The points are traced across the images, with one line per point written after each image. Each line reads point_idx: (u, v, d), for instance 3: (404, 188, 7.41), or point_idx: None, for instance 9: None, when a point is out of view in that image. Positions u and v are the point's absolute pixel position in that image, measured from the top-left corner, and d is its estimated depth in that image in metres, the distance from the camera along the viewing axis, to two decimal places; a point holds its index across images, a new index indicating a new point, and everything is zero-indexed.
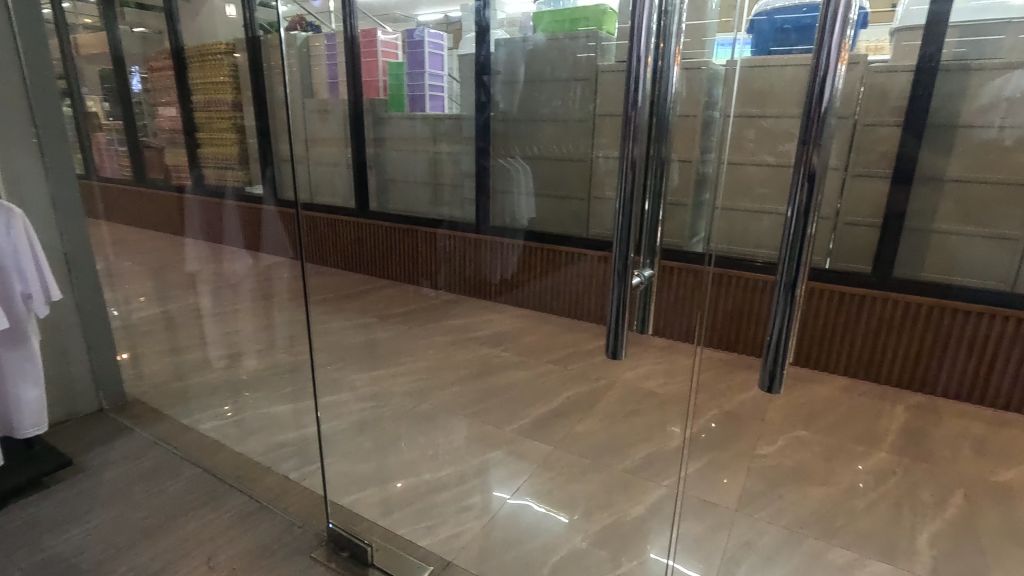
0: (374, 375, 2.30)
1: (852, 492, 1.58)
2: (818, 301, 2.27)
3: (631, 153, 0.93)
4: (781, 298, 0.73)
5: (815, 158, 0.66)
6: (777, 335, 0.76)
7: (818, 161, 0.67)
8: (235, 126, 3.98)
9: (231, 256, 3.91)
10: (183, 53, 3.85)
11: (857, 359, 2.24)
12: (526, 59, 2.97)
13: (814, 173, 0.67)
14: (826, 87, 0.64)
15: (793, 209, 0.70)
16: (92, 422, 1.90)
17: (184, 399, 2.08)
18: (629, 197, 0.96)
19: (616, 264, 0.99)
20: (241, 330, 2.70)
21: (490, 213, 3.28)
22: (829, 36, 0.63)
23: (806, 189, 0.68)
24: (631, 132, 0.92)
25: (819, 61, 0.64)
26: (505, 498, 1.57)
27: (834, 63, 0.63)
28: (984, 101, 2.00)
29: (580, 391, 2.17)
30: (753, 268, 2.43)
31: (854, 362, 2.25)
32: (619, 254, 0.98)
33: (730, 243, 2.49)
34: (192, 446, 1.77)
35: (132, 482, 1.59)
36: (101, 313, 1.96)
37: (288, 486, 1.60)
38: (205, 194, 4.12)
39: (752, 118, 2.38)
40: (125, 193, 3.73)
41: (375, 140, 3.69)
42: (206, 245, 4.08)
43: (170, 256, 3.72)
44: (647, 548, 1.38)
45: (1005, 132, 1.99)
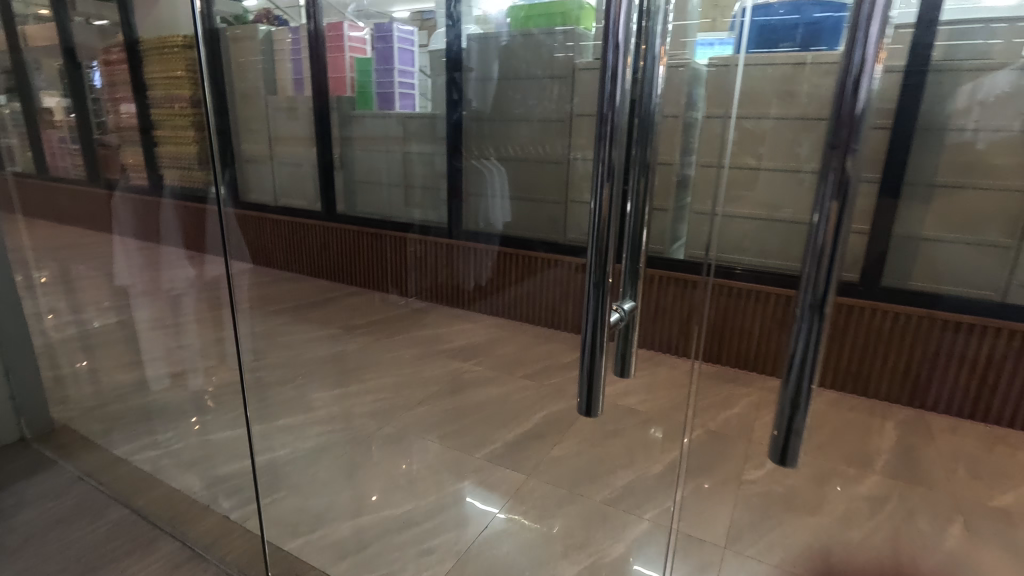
0: (335, 394, 2.13)
1: (847, 523, 1.47)
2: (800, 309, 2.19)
3: (608, 156, 0.75)
4: (803, 320, 0.62)
5: (848, 165, 0.54)
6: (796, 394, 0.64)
7: (851, 170, 0.54)
8: (195, 123, 3.58)
9: (168, 258, 3.60)
10: (139, 45, 3.55)
11: (842, 364, 2.11)
12: (499, 56, 2.83)
13: (846, 184, 0.55)
14: (860, 89, 0.51)
15: (820, 223, 0.57)
16: (12, 454, 1.72)
17: (122, 424, 1.90)
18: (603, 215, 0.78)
19: (590, 295, 0.82)
20: (192, 344, 2.51)
21: (462, 216, 3.12)
22: (866, 27, 0.50)
23: (838, 206, 0.55)
24: (607, 132, 0.75)
25: (851, 63, 0.52)
26: (494, 514, 1.50)
27: (870, 62, 0.51)
28: (960, 104, 1.93)
29: (556, 410, 2.03)
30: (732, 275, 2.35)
31: (839, 372, 2.13)
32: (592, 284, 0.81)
33: (724, 249, 2.35)
34: (123, 482, 1.60)
35: (49, 528, 1.42)
36: (22, 332, 1.77)
37: (228, 528, 1.44)
38: (136, 194, 3.86)
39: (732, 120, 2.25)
40: (44, 188, 3.33)
41: (341, 139, 3.49)
42: (139, 244, 3.81)
43: (102, 257, 3.43)
44: (633, 559, 1.35)
45: (978, 135, 1.93)
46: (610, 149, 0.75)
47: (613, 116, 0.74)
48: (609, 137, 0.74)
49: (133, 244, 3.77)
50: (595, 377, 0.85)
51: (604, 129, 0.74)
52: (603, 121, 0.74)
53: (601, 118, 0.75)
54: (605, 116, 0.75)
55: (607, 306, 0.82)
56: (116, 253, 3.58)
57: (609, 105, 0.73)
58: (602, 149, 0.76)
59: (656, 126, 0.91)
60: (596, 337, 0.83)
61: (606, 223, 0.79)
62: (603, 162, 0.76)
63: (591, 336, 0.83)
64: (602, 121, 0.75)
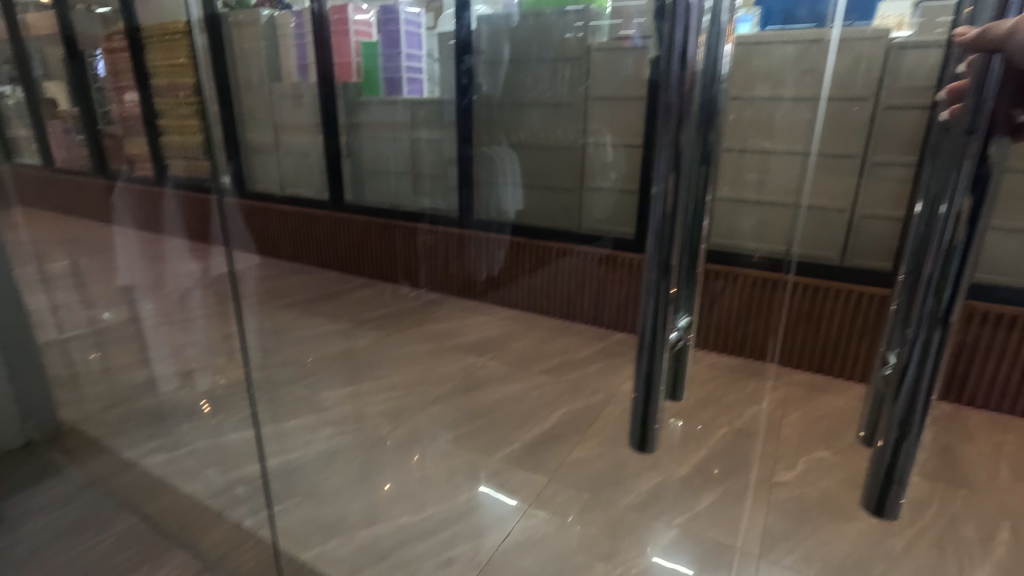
0: (347, 393, 2.07)
1: (886, 530, 1.40)
2: (817, 301, 2.18)
3: (675, 149, 0.58)
4: (911, 347, 0.45)
5: (994, 145, 0.40)
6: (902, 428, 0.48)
7: (993, 156, 0.40)
8: (199, 112, 3.51)
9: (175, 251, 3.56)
10: (139, 33, 3.42)
11: (858, 358, 2.10)
12: (510, 37, 2.71)
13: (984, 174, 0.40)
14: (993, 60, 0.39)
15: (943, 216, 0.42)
16: (19, 460, 1.68)
17: (131, 425, 1.86)
18: (668, 217, 0.61)
19: (648, 312, 0.66)
20: (199, 341, 2.46)
21: (473, 204, 3.03)
22: None
23: (972, 196, 0.40)
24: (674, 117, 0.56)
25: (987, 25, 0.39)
26: (522, 510, 1.48)
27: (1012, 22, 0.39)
28: None
29: (575, 408, 1.96)
30: (742, 264, 2.24)
31: (852, 364, 2.13)
32: (653, 302, 0.65)
33: (758, 240, 2.21)
34: (132, 487, 1.56)
35: (57, 538, 1.39)
36: (25, 333, 1.73)
37: (240, 538, 1.40)
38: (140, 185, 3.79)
39: (776, 100, 2.08)
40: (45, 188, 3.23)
41: (348, 126, 3.40)
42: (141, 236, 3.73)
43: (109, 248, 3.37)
44: (651, 550, 1.35)
45: None
46: (681, 132, 0.56)
47: (684, 94, 0.55)
48: (676, 123, 0.56)
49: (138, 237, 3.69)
50: (651, 412, 0.69)
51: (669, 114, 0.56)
52: (667, 107, 0.56)
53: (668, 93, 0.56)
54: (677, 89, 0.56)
55: (670, 325, 0.65)
56: (120, 245, 3.50)
57: (674, 84, 0.55)
58: (668, 134, 0.57)
59: (716, 112, 0.75)
60: (654, 364, 0.67)
61: (672, 225, 0.61)
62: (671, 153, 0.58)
63: (649, 360, 0.66)
64: (669, 97, 0.56)
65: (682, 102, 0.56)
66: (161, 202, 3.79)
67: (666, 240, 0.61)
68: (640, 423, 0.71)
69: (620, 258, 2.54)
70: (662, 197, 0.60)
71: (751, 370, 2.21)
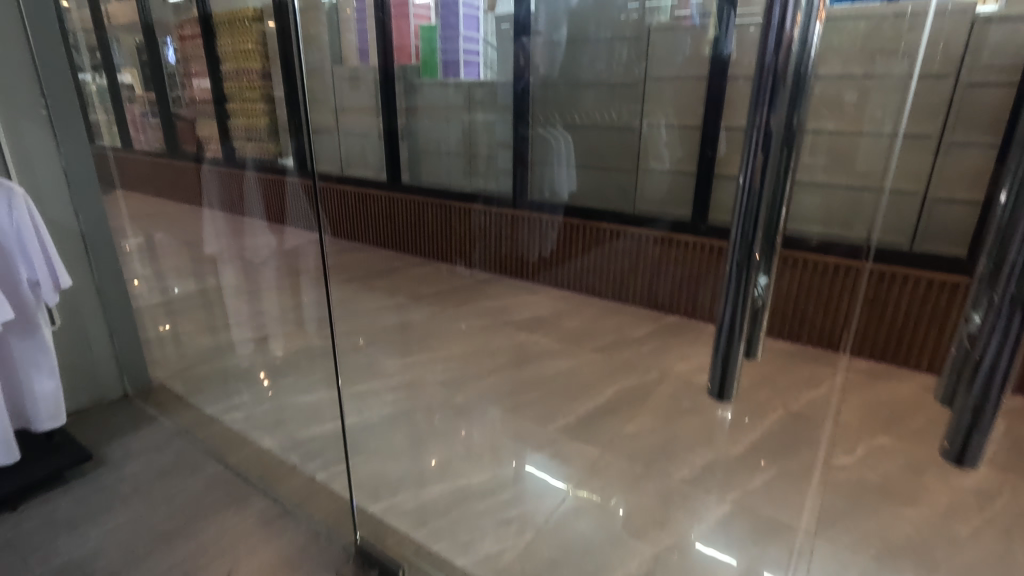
0: (407, 362, 2.17)
1: (951, 516, 1.38)
2: (886, 288, 2.09)
3: (764, 126, 0.59)
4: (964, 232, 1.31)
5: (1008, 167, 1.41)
6: (976, 403, 0.51)
7: None
8: (265, 97, 3.62)
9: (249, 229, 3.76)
10: (211, 19, 3.56)
11: (928, 348, 2.01)
12: (569, 17, 2.70)
13: None
14: None
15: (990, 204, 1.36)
16: (117, 409, 1.86)
17: (212, 384, 2.01)
18: (753, 196, 0.61)
19: (731, 277, 0.68)
20: (269, 310, 2.61)
21: (528, 185, 3.06)
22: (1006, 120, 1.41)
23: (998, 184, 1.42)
24: (767, 90, 0.58)
25: None
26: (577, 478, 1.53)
27: None
28: None
29: (628, 385, 1.99)
30: (806, 248, 2.17)
31: (923, 356, 2.03)
32: (734, 271, 0.67)
33: (829, 225, 2.15)
34: (216, 438, 1.70)
35: (154, 478, 1.53)
36: (123, 295, 1.89)
37: (314, 488, 1.50)
38: (223, 167, 3.96)
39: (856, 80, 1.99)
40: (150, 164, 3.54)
41: (406, 109, 3.49)
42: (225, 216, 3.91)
43: (189, 224, 3.60)
44: (694, 539, 1.32)
45: None
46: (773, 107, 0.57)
47: (780, 70, 0.56)
48: (771, 94, 0.57)
49: (212, 214, 3.90)
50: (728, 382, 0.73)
51: (765, 88, 0.58)
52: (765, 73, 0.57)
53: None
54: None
55: (752, 288, 0.67)
56: (204, 221, 3.73)
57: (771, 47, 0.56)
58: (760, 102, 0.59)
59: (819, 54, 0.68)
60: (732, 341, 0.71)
61: (758, 202, 0.62)
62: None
63: (725, 343, 0.71)
64: (762, 73, 0.58)
65: (781, 66, 0.56)
66: (242, 182, 3.94)
67: (752, 218, 0.63)
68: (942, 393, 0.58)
69: (678, 239, 2.57)
70: (748, 185, 0.62)
71: (808, 355, 2.18)
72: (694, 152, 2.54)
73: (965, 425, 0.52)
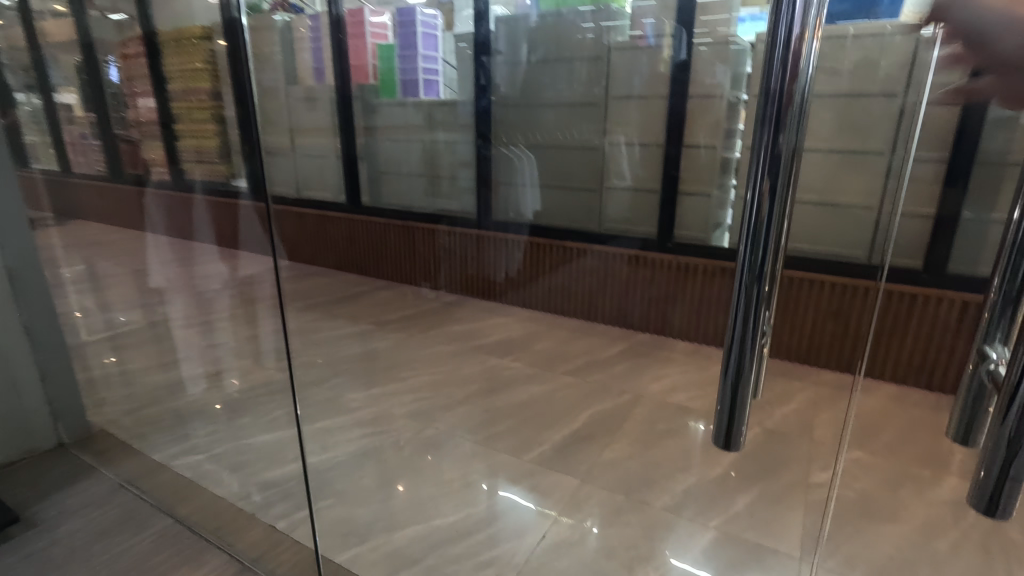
0: (372, 394, 2.07)
1: (929, 532, 1.38)
2: (899, 305, 2.04)
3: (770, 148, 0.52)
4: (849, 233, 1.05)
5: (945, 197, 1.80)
6: (1012, 434, 0.45)
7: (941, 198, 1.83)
8: (215, 117, 3.49)
9: (201, 255, 3.57)
10: (156, 37, 3.43)
11: (929, 362, 1.96)
12: (528, 38, 2.71)
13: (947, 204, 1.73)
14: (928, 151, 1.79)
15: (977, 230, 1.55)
16: (51, 461, 1.68)
17: (158, 428, 1.85)
18: (760, 226, 0.55)
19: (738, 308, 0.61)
20: (223, 343, 2.46)
21: (493, 205, 3.01)
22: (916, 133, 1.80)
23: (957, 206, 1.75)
24: (773, 110, 0.52)
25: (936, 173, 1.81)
26: (557, 513, 1.47)
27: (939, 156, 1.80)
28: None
29: (604, 409, 1.95)
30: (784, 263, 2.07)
31: (923, 372, 1.97)
32: (741, 301, 0.60)
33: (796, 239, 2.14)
34: (164, 489, 1.56)
35: (93, 539, 1.38)
36: (57, 334, 1.73)
37: (275, 540, 1.39)
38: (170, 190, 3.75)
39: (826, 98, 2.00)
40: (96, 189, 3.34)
41: (365, 128, 3.39)
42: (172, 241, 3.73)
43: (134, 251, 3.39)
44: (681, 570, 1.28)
45: None
46: (781, 132, 0.51)
47: (787, 96, 0.50)
48: (778, 118, 0.51)
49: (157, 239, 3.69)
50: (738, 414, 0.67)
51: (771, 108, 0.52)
52: (769, 96, 0.51)
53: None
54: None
55: (762, 320, 0.61)
56: (148, 247, 3.52)
57: (777, 78, 0.50)
58: (764, 133, 0.53)
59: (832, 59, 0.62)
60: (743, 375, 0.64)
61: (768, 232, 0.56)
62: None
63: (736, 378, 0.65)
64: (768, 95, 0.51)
65: (789, 94, 0.50)
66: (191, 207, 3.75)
67: (759, 250, 0.56)
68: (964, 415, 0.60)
69: (647, 257, 2.55)
70: (756, 212, 0.55)
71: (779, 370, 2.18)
72: (659, 169, 2.57)
73: (1006, 457, 0.46)
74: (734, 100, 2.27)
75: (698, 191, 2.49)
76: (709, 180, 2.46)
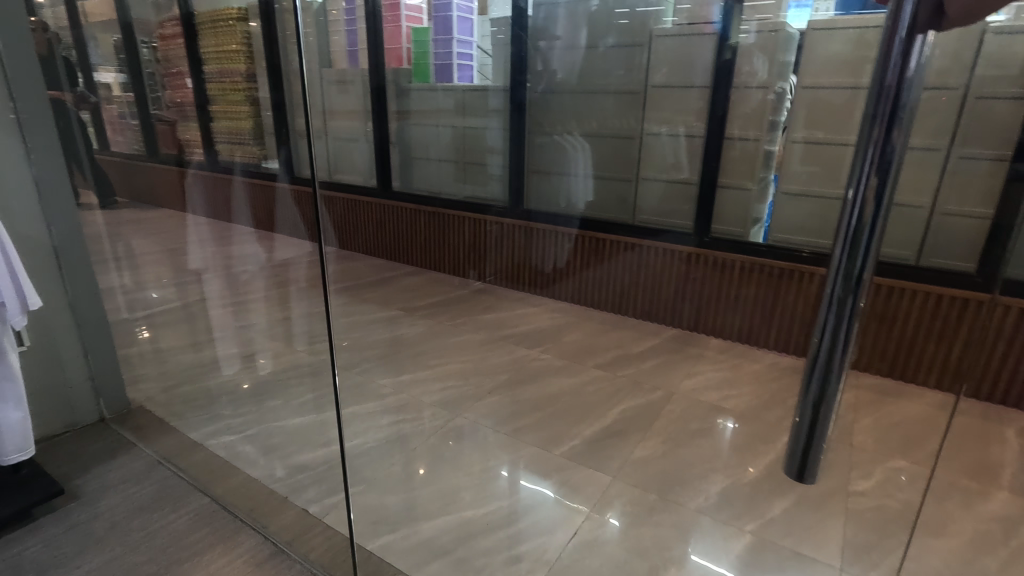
0: (402, 381, 2.07)
1: (977, 547, 1.33)
2: (958, 311, 1.92)
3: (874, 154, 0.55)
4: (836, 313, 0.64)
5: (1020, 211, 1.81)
6: None
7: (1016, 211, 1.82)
8: (249, 99, 3.57)
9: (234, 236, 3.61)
10: (194, 18, 3.47)
11: (994, 371, 1.90)
12: (568, 22, 2.64)
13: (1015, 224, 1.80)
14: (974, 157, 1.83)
15: None
16: (92, 435, 1.73)
17: (192, 407, 1.89)
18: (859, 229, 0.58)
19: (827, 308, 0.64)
20: (256, 324, 2.50)
21: (526, 192, 3.01)
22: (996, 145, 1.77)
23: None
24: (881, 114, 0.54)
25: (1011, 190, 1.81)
26: (587, 511, 1.44)
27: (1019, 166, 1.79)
28: None
29: (635, 405, 1.92)
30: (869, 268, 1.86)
31: (988, 384, 1.92)
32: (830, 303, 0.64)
33: None
34: (200, 467, 1.59)
35: (132, 514, 1.41)
36: (98, 311, 1.77)
37: (308, 523, 1.40)
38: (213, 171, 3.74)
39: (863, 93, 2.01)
40: (138, 170, 3.31)
41: (398, 112, 3.35)
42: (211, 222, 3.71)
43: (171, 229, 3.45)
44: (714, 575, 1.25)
45: None
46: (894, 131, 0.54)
47: (901, 89, 0.52)
48: (892, 113, 0.53)
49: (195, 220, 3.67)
50: (817, 429, 0.72)
51: (882, 104, 0.54)
52: (884, 89, 0.53)
53: (872, 108, 0.55)
54: (884, 100, 0.54)
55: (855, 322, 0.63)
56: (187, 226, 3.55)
57: (892, 73, 0.52)
58: (873, 131, 0.55)
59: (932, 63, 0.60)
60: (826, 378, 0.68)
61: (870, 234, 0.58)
62: (876, 148, 0.55)
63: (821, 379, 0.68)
64: (880, 95, 0.54)
65: (900, 89, 0.52)
66: (229, 188, 3.74)
67: (856, 250, 0.59)
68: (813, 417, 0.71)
69: (707, 255, 2.42)
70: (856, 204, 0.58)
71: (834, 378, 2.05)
72: (697, 161, 2.49)
73: None
74: (780, 91, 2.22)
75: (737, 185, 2.42)
76: (749, 173, 2.38)
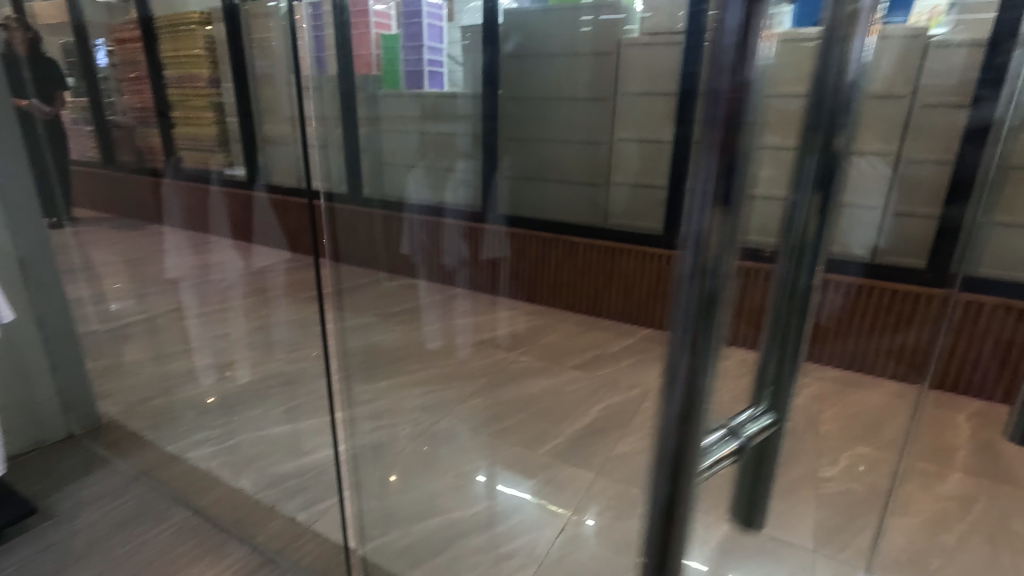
0: (383, 388, 2.06)
1: (937, 525, 1.42)
2: (913, 306, 2.04)
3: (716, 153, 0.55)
4: (685, 311, 0.62)
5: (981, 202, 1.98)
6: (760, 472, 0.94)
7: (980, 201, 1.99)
8: (213, 105, 3.48)
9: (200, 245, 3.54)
10: (153, 23, 3.35)
11: (957, 359, 2.03)
12: (535, 33, 2.75)
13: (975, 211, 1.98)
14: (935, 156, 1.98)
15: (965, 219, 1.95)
16: (62, 452, 1.68)
17: (168, 419, 1.85)
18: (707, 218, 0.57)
19: (685, 303, 0.62)
20: (230, 333, 2.46)
21: (499, 198, 3.03)
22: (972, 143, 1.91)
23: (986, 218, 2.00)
24: (717, 110, 0.54)
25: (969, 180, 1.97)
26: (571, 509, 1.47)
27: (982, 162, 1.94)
28: None
29: (615, 402, 1.97)
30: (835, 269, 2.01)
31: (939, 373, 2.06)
32: (689, 299, 0.62)
33: None
34: (181, 480, 1.56)
35: (112, 530, 1.38)
36: (66, 324, 1.72)
37: (296, 532, 1.39)
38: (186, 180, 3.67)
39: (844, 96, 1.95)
40: (99, 179, 3.06)
41: (368, 118, 3.23)
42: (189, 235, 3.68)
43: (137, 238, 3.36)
44: None
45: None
46: (736, 125, 0.54)
47: (738, 85, 0.53)
48: (730, 109, 0.53)
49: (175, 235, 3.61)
50: (684, 477, 0.68)
51: (716, 101, 0.54)
52: (715, 92, 0.54)
53: (707, 113, 0.55)
54: (714, 125, 0.55)
55: (709, 316, 0.62)
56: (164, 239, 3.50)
57: (726, 75, 0.52)
58: (714, 128, 0.55)
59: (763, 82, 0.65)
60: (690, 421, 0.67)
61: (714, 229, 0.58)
62: (715, 169, 0.55)
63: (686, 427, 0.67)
64: (714, 97, 0.54)
65: (735, 89, 0.53)
66: (205, 198, 3.68)
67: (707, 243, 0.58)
68: (669, 483, 0.69)
69: None
70: (704, 194, 0.57)
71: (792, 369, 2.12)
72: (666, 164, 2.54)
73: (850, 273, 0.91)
74: None
75: None
76: None
